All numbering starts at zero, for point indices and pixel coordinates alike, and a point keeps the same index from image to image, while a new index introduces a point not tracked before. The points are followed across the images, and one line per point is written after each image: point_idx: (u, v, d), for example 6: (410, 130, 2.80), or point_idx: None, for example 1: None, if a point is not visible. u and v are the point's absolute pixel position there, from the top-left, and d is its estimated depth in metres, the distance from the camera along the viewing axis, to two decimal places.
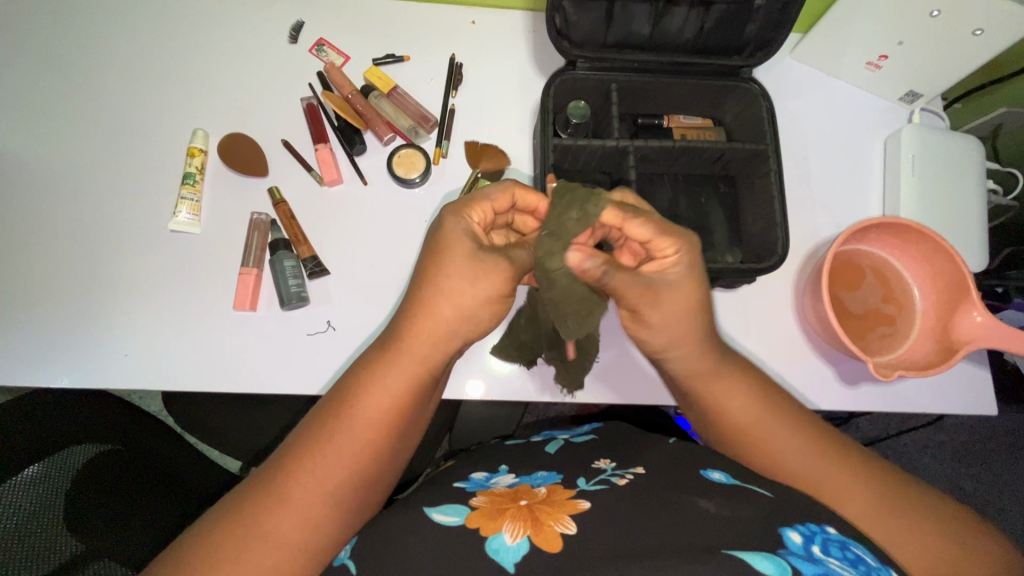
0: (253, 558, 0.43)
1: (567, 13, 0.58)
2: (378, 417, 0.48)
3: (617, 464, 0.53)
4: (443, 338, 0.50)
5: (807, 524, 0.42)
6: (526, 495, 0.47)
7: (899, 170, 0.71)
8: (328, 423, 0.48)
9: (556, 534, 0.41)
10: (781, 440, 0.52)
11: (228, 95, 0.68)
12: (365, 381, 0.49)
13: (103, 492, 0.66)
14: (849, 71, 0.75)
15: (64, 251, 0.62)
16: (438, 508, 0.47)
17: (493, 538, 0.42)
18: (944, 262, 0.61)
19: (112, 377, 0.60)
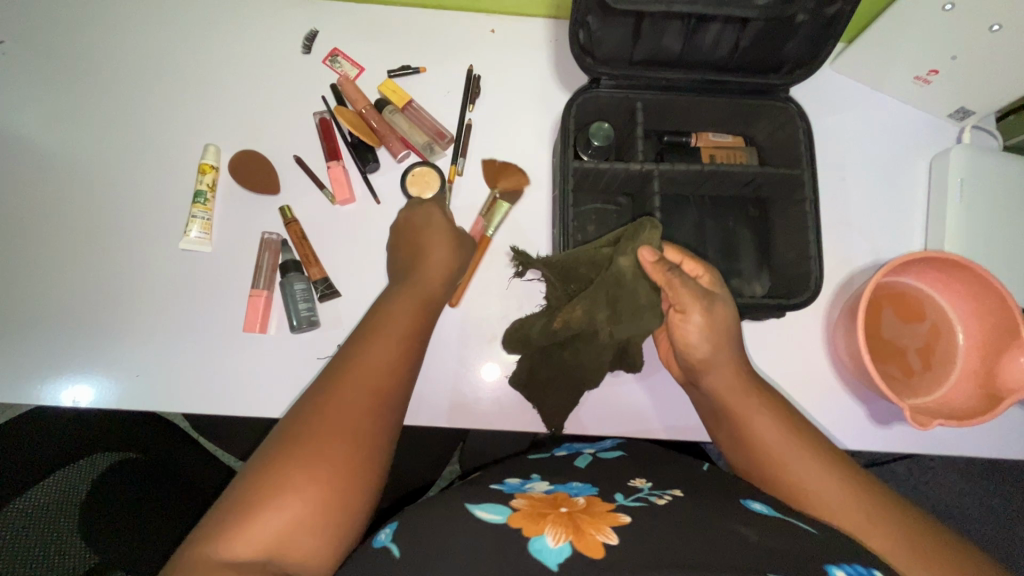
0: (313, 474, 0.41)
1: (592, 29, 0.55)
2: (403, 335, 0.50)
3: (654, 484, 0.49)
4: (444, 265, 0.56)
5: (853, 564, 0.38)
6: (566, 504, 0.45)
7: (946, 195, 0.66)
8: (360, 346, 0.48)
9: (597, 542, 0.39)
10: (812, 476, 0.48)
11: (240, 109, 0.66)
12: (386, 311, 0.51)
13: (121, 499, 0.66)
14: (894, 85, 0.69)
15: (78, 266, 0.62)
16: (481, 505, 0.45)
17: (535, 539, 0.39)
18: (992, 301, 0.56)
19: (124, 396, 0.60)
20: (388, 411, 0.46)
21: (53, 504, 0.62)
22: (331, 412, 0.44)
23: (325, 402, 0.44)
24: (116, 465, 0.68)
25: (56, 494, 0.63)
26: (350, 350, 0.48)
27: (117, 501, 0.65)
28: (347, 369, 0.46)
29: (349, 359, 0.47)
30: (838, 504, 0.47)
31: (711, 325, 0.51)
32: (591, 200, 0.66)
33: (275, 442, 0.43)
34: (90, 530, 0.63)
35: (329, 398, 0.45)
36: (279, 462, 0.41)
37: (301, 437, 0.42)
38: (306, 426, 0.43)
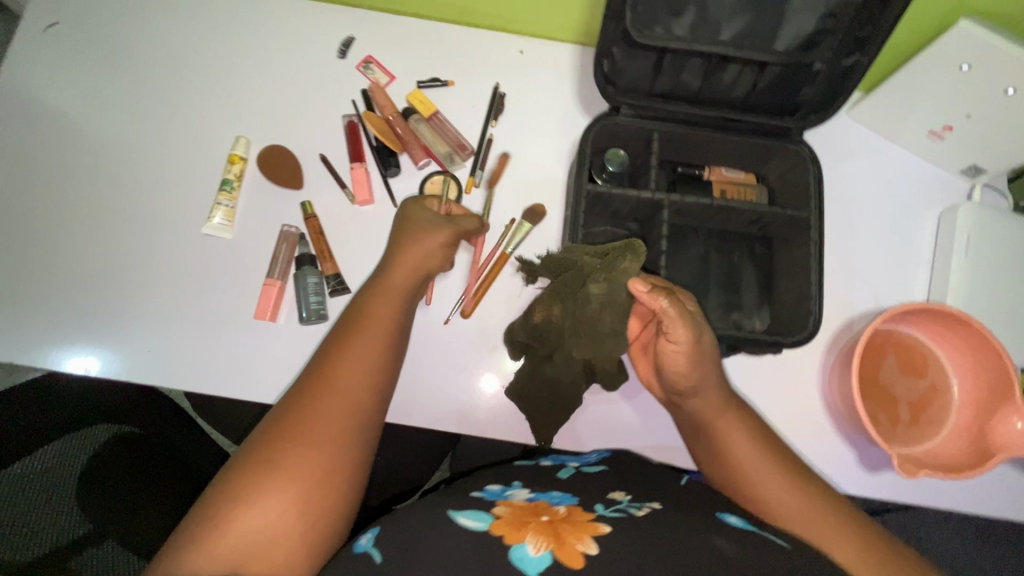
0: (295, 451, 0.44)
1: (615, 60, 0.57)
2: (381, 328, 0.54)
3: (633, 496, 0.49)
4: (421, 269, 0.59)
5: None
6: (548, 511, 0.46)
7: (952, 250, 0.67)
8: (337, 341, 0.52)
9: (577, 553, 0.40)
10: (775, 489, 0.50)
11: (273, 105, 0.69)
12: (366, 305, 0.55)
13: (119, 472, 0.67)
14: (908, 137, 0.71)
15: (106, 242, 0.65)
16: (462, 512, 0.45)
17: (516, 547, 0.41)
18: (989, 358, 0.57)
19: (133, 371, 0.62)
20: (365, 408, 0.49)
21: (51, 465, 0.63)
22: (314, 411, 0.47)
23: (308, 401, 0.47)
24: (115, 439, 0.70)
25: (55, 457, 0.64)
26: (331, 349, 0.52)
27: (112, 472, 0.67)
28: (324, 371, 0.50)
29: (323, 366, 0.50)
30: (799, 518, 0.49)
31: (696, 354, 0.53)
32: (601, 222, 0.68)
33: (261, 437, 0.45)
34: (86, 499, 0.63)
35: (308, 403, 0.47)
36: (266, 456, 0.44)
37: (286, 434, 0.45)
38: (290, 424, 0.46)
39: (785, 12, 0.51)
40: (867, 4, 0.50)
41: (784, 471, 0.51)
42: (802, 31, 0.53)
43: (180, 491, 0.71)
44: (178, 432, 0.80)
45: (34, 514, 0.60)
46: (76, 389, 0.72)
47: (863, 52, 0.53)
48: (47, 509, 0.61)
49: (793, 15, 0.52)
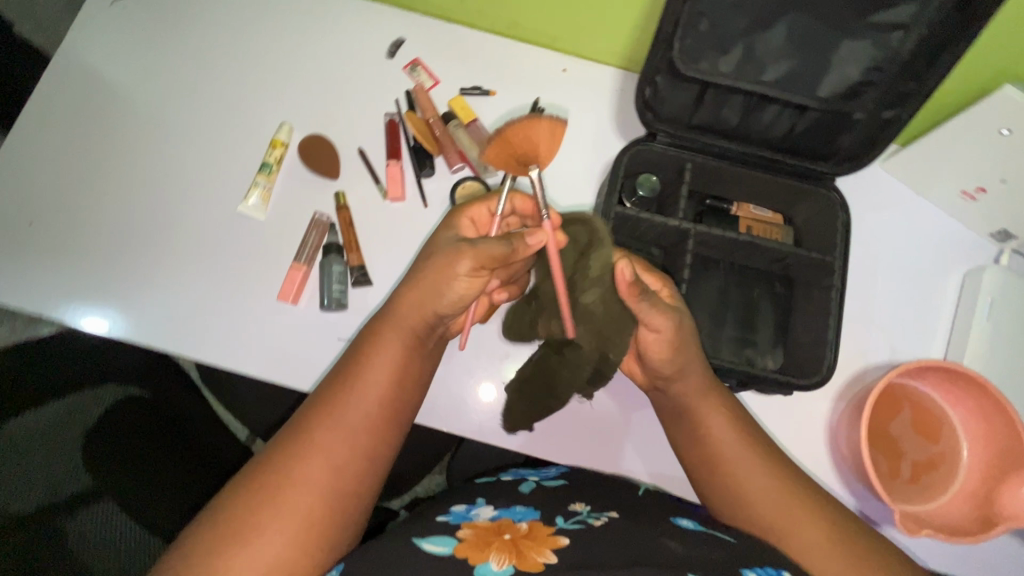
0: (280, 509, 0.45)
1: (658, 88, 0.58)
2: (383, 382, 0.52)
3: (592, 507, 0.53)
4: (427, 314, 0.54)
5: (767, 568, 0.43)
6: (510, 529, 0.48)
7: (973, 311, 0.67)
8: (337, 393, 0.51)
9: (537, 561, 0.42)
10: (752, 475, 0.53)
11: (320, 96, 0.71)
12: (370, 353, 0.53)
13: (126, 431, 0.68)
14: (940, 195, 0.71)
15: (144, 209, 0.67)
16: (427, 538, 0.47)
17: (480, 566, 0.42)
18: (1001, 425, 0.57)
19: (154, 338, 0.64)
20: (359, 467, 0.49)
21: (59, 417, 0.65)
22: (309, 455, 0.48)
23: (305, 444, 0.48)
24: (121, 399, 0.71)
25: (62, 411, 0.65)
26: (334, 388, 0.52)
27: (119, 428, 0.68)
28: (320, 426, 0.49)
29: (320, 418, 0.50)
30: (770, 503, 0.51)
31: (680, 341, 0.56)
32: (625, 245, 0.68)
33: (255, 476, 0.47)
34: (90, 451, 0.64)
35: (300, 460, 0.48)
36: (260, 497, 0.45)
37: (282, 475, 0.47)
38: (285, 466, 0.47)
39: (831, 60, 0.52)
40: (912, 61, 0.51)
41: (760, 458, 0.54)
42: (845, 81, 0.54)
43: (178, 462, 0.71)
44: (185, 398, 0.80)
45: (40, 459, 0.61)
46: (91, 353, 0.75)
47: (904, 107, 0.54)
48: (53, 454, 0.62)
49: (839, 64, 0.52)
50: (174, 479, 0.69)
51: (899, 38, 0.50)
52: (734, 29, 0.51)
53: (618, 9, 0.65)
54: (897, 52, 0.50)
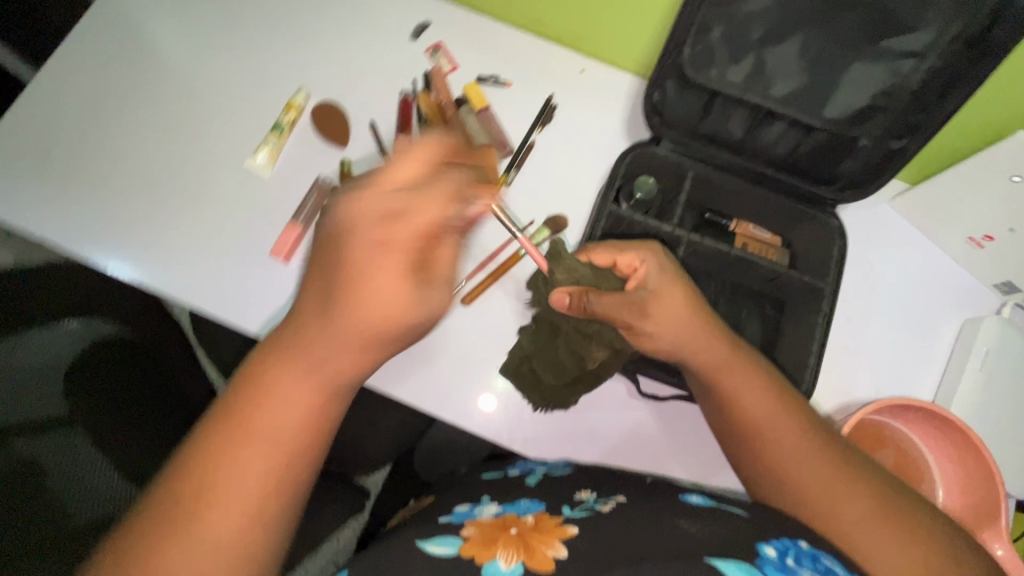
0: (199, 531, 0.38)
1: (666, 92, 0.58)
2: (321, 382, 0.43)
3: (598, 494, 0.53)
4: (383, 327, 0.44)
5: (781, 539, 0.42)
6: (515, 523, 0.47)
7: (966, 361, 0.65)
8: (258, 385, 0.42)
9: (549, 557, 0.42)
10: (784, 434, 0.50)
11: (340, 67, 0.73)
12: (306, 352, 0.43)
13: (109, 370, 0.68)
14: (947, 239, 0.69)
15: (158, 153, 0.69)
16: (432, 541, 0.46)
17: (490, 564, 0.41)
18: (979, 475, 0.57)
19: (146, 277, 0.65)
20: (293, 468, 0.42)
21: (71, 333, 0.68)
22: (238, 456, 0.40)
23: (229, 443, 0.40)
24: (117, 334, 0.72)
25: (77, 326, 0.69)
26: (264, 374, 0.43)
27: (111, 362, 0.69)
28: (232, 428, 0.41)
29: (237, 418, 0.41)
30: (796, 460, 0.49)
31: (668, 307, 0.54)
32: None
33: (178, 482, 0.39)
34: (72, 388, 0.64)
35: (215, 470, 0.39)
36: (181, 510, 0.38)
37: (207, 480, 0.39)
38: (209, 473, 0.39)
39: (840, 82, 0.52)
40: (923, 92, 0.51)
41: (794, 416, 0.51)
42: (852, 105, 0.53)
43: (157, 404, 0.71)
44: (177, 348, 0.80)
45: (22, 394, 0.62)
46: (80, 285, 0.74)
47: (913, 138, 0.54)
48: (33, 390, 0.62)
49: (848, 86, 0.52)
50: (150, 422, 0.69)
51: (911, 66, 0.49)
52: (746, 39, 0.52)
53: (640, 15, 0.66)
54: (908, 82, 0.50)
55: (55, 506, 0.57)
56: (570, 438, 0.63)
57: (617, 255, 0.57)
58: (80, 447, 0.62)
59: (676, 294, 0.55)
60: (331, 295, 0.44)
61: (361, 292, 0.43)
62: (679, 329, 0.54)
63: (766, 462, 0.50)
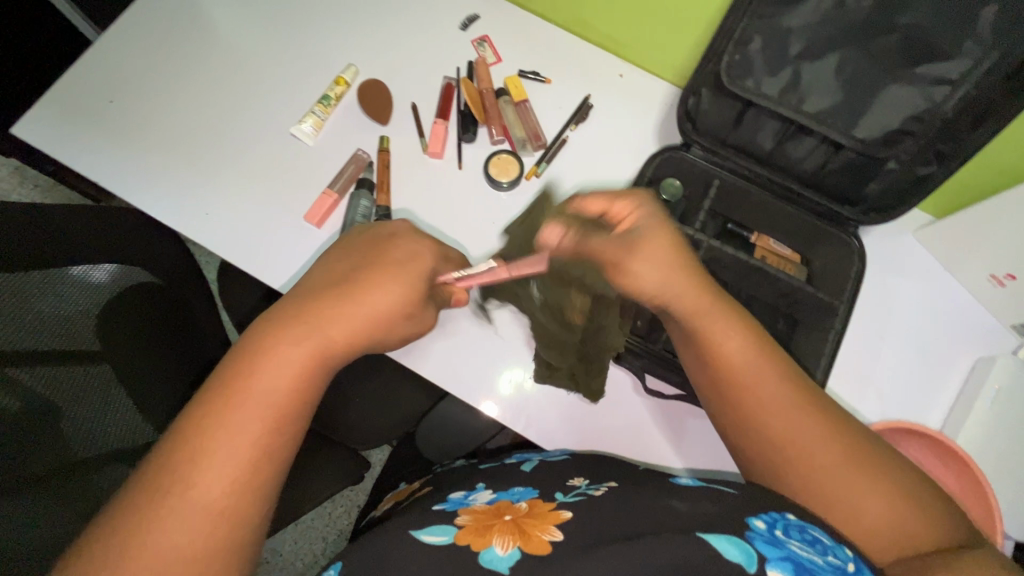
0: (171, 526, 0.38)
1: (701, 99, 0.61)
2: (284, 382, 0.44)
3: (590, 482, 0.53)
4: (348, 326, 0.49)
5: (769, 513, 0.43)
6: (509, 511, 0.48)
7: (976, 396, 0.65)
8: (220, 393, 0.43)
9: (544, 541, 0.42)
10: (767, 385, 0.50)
11: (389, 49, 0.76)
12: (267, 356, 0.45)
13: (136, 320, 0.65)
14: (967, 275, 0.69)
15: (208, 114, 0.72)
16: (427, 529, 0.46)
17: (486, 551, 0.42)
18: (977, 507, 0.58)
19: (187, 227, 0.69)
20: (266, 465, 0.43)
21: (97, 282, 0.63)
22: (208, 449, 0.41)
23: (201, 437, 0.41)
24: (142, 287, 0.67)
25: (108, 274, 0.64)
26: (245, 362, 0.44)
27: (130, 315, 0.65)
28: (197, 435, 0.41)
29: (199, 425, 0.41)
30: (775, 412, 0.49)
31: (660, 255, 0.53)
32: None
33: (146, 473, 0.40)
34: (101, 330, 0.62)
35: (181, 474, 0.40)
36: (150, 499, 0.39)
37: (190, 463, 0.40)
38: (182, 464, 0.40)
39: (872, 103, 0.54)
40: (955, 120, 0.53)
41: (775, 366, 0.51)
42: (884, 125, 0.55)
43: (172, 365, 0.69)
44: (198, 305, 0.77)
45: (60, 331, 0.58)
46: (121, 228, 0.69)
47: (941, 165, 0.56)
48: (68, 326, 0.58)
49: (880, 107, 0.54)
50: (160, 381, 0.67)
51: (944, 94, 0.51)
52: (785, 54, 0.54)
53: (683, 27, 0.68)
54: (940, 109, 0.52)
55: (62, 447, 0.56)
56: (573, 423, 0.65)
57: (604, 206, 0.55)
58: (96, 394, 0.60)
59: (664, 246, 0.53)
60: (291, 308, 0.48)
61: (325, 300, 0.49)
62: (672, 291, 0.53)
63: (755, 429, 0.49)
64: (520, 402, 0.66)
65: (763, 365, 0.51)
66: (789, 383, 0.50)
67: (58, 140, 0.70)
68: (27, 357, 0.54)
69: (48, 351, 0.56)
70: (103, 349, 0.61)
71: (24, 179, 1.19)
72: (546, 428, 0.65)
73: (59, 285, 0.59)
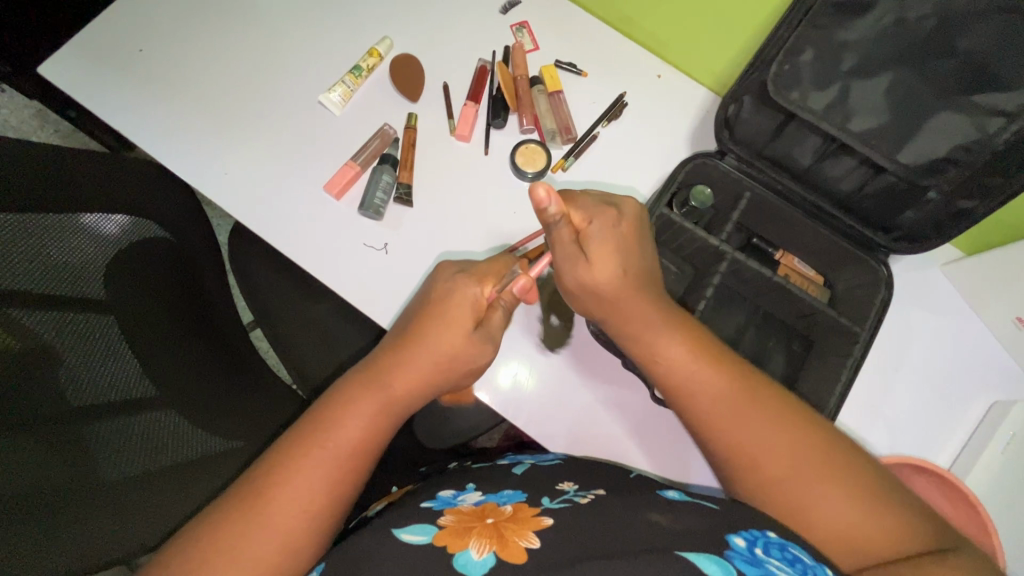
0: (257, 546, 0.45)
1: (742, 108, 0.60)
2: (360, 430, 0.51)
3: (579, 487, 0.52)
4: (420, 383, 0.54)
5: (750, 530, 0.43)
6: (493, 513, 0.47)
7: (989, 441, 0.63)
8: (311, 436, 0.50)
9: (521, 548, 0.41)
10: (701, 381, 0.52)
11: (427, 25, 0.74)
12: (348, 407, 0.52)
13: (136, 272, 0.64)
14: (993, 317, 0.67)
15: (235, 76, 0.71)
16: (407, 529, 0.46)
17: (459, 554, 0.41)
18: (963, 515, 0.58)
19: (204, 184, 0.68)
20: (334, 500, 0.49)
21: (105, 234, 0.61)
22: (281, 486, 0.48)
23: (280, 480, 0.48)
24: (145, 242, 0.65)
25: (118, 226, 0.62)
26: (332, 413, 0.51)
27: (129, 268, 0.63)
28: (285, 466, 0.48)
29: (291, 461, 0.49)
30: (709, 407, 0.51)
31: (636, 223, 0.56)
32: (661, 255, 0.68)
33: (235, 501, 0.47)
34: (107, 276, 0.61)
35: (267, 497, 0.47)
36: (239, 522, 0.46)
37: (276, 491, 0.47)
38: (269, 491, 0.47)
39: (919, 129, 0.53)
40: (1003, 154, 0.51)
41: (713, 364, 0.52)
42: (929, 153, 0.54)
43: (180, 324, 0.68)
44: (206, 285, 0.74)
45: (66, 276, 0.57)
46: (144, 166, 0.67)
47: (982, 200, 0.55)
48: (74, 271, 0.57)
49: (928, 133, 0.53)
50: (167, 339, 0.66)
51: (998, 125, 0.50)
52: (835, 68, 0.53)
53: (729, 30, 0.66)
54: (992, 141, 0.51)
55: (59, 393, 0.56)
56: (572, 426, 0.64)
57: (588, 212, 0.54)
58: (98, 344, 0.59)
59: (609, 267, 0.53)
60: (375, 357, 0.55)
61: (406, 360, 0.54)
62: (609, 310, 0.55)
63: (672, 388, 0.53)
64: (519, 397, 0.64)
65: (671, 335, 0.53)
66: (722, 371, 0.52)
67: (87, 85, 0.69)
68: (45, 301, 0.55)
69: (55, 295, 0.56)
70: (108, 298, 0.61)
71: (46, 123, 1.19)
72: (545, 426, 0.64)
73: (68, 231, 0.57)
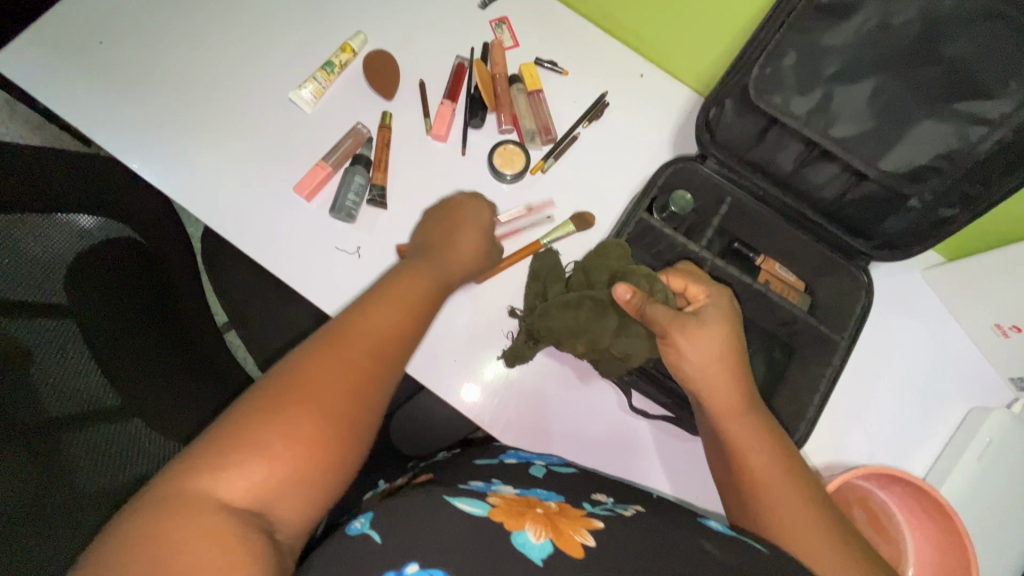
0: (291, 421, 0.41)
1: (724, 112, 0.59)
2: (399, 320, 0.51)
3: (616, 501, 0.51)
4: (446, 276, 0.57)
5: None
6: (541, 506, 0.46)
7: (966, 447, 0.63)
8: (347, 327, 0.48)
9: (578, 542, 0.41)
10: (742, 428, 0.53)
11: (403, 20, 0.72)
12: (383, 301, 0.51)
13: (109, 275, 0.62)
14: (972, 323, 0.67)
15: (202, 71, 0.68)
16: (461, 498, 0.44)
17: (517, 533, 0.41)
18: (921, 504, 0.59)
19: (168, 184, 0.65)
20: (375, 388, 0.47)
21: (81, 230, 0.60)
22: (225, 479, 0.39)
23: (239, 453, 0.40)
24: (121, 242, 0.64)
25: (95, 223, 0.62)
26: (366, 307, 0.51)
27: (99, 272, 0.61)
28: (322, 352, 0.46)
29: (329, 344, 0.47)
30: (748, 449, 0.52)
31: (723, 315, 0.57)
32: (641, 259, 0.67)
33: (263, 390, 0.43)
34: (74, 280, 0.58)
35: (306, 375, 0.44)
36: (271, 404, 0.42)
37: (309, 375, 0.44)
38: (304, 377, 0.44)
39: (903, 136, 0.52)
40: (984, 163, 0.50)
41: (758, 418, 0.53)
42: (912, 161, 0.53)
43: (156, 328, 0.67)
44: (182, 290, 0.73)
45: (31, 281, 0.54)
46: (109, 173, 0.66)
47: (964, 208, 0.54)
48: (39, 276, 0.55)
49: (910, 141, 0.52)
50: (141, 345, 0.64)
51: (981, 134, 0.49)
52: (818, 73, 0.52)
53: (713, 29, 0.64)
54: (974, 149, 0.50)
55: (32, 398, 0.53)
56: (559, 434, 0.63)
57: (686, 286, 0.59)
58: (71, 351, 0.57)
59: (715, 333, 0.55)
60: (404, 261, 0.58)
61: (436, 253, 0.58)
62: (705, 379, 0.54)
63: (721, 436, 0.53)
64: (500, 405, 0.63)
65: (743, 402, 0.54)
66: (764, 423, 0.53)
67: (44, 79, 0.66)
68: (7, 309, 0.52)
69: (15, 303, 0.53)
70: (76, 304, 0.58)
71: (13, 113, 1.14)
72: (525, 431, 0.62)
73: (46, 225, 0.57)
